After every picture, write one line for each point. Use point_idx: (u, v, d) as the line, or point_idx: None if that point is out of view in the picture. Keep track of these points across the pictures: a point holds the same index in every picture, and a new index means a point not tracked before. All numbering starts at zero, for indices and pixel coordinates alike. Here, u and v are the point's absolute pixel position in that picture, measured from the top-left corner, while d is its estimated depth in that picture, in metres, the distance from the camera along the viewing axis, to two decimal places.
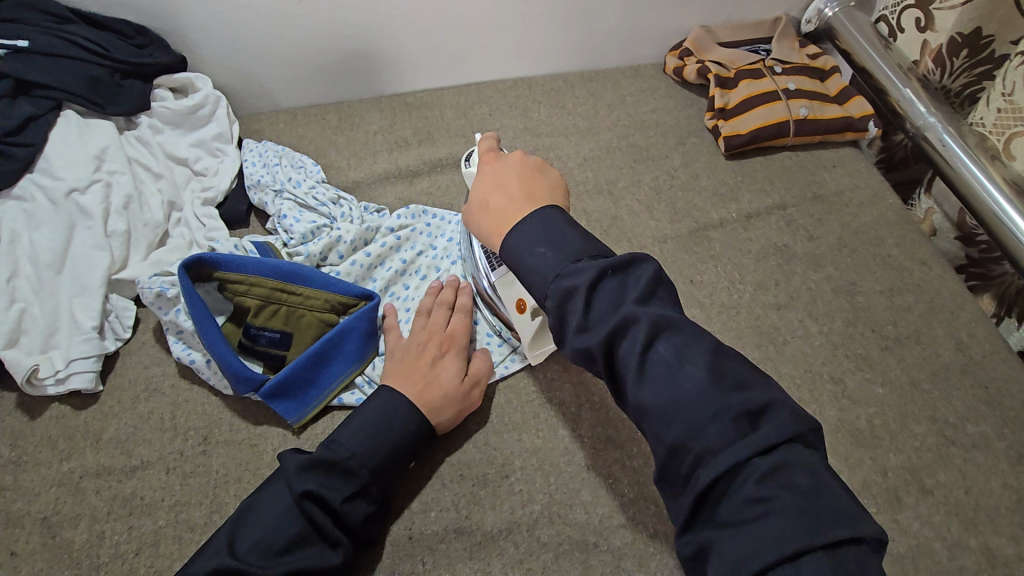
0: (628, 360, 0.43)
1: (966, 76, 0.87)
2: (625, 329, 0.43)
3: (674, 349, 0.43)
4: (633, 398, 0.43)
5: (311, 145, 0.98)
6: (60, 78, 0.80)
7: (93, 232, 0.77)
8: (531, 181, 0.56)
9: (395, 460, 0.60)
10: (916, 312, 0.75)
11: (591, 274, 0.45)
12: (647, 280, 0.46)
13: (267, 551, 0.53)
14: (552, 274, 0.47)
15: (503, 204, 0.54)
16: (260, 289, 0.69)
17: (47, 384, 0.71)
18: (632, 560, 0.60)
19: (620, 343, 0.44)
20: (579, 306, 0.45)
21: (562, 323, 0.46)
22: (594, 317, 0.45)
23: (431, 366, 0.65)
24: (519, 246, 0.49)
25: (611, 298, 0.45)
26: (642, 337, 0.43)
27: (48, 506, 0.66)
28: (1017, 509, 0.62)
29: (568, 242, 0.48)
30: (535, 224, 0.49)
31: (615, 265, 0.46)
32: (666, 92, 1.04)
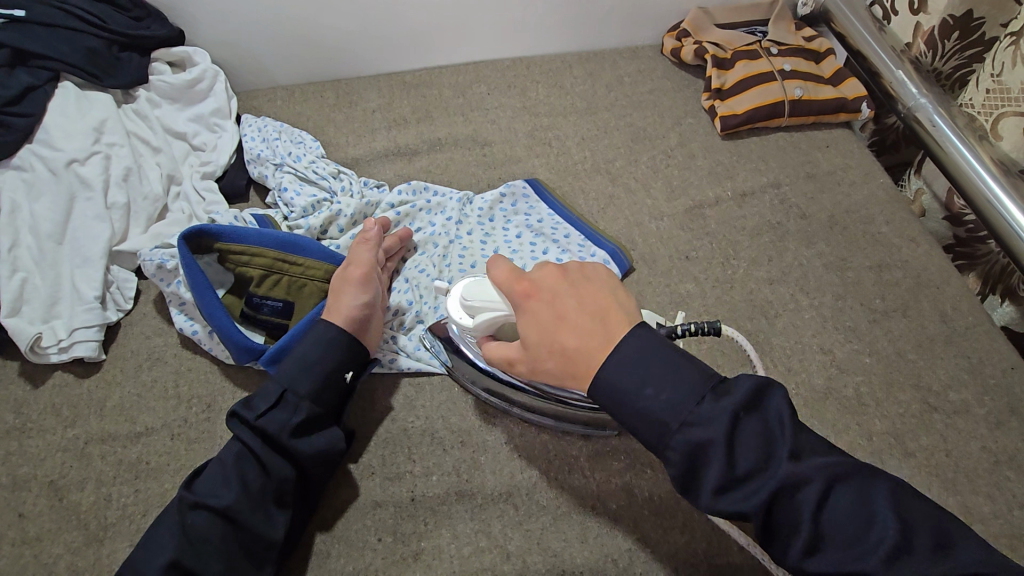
0: (796, 521, 0.42)
1: (956, 59, 0.89)
2: (789, 487, 0.42)
3: (847, 502, 0.42)
4: (796, 560, 0.42)
5: (310, 122, 0.98)
6: (58, 48, 0.80)
7: (93, 203, 0.77)
8: (595, 298, 0.50)
9: (307, 368, 0.61)
10: (903, 287, 0.77)
11: (727, 425, 0.43)
12: (785, 416, 0.44)
13: (216, 478, 0.56)
14: (674, 422, 0.44)
15: (579, 339, 0.48)
16: (262, 259, 0.70)
17: (50, 353, 0.72)
18: (628, 521, 0.63)
19: (786, 503, 0.42)
20: (721, 461, 0.42)
21: (693, 475, 0.44)
22: (742, 469, 0.42)
23: (337, 288, 0.66)
24: (623, 386, 0.45)
25: (758, 446, 0.43)
26: (814, 496, 0.41)
27: (55, 470, 0.67)
28: (996, 471, 0.65)
29: (687, 380, 0.44)
30: (629, 350, 0.46)
31: (747, 407, 0.44)
32: (662, 73, 1.05)
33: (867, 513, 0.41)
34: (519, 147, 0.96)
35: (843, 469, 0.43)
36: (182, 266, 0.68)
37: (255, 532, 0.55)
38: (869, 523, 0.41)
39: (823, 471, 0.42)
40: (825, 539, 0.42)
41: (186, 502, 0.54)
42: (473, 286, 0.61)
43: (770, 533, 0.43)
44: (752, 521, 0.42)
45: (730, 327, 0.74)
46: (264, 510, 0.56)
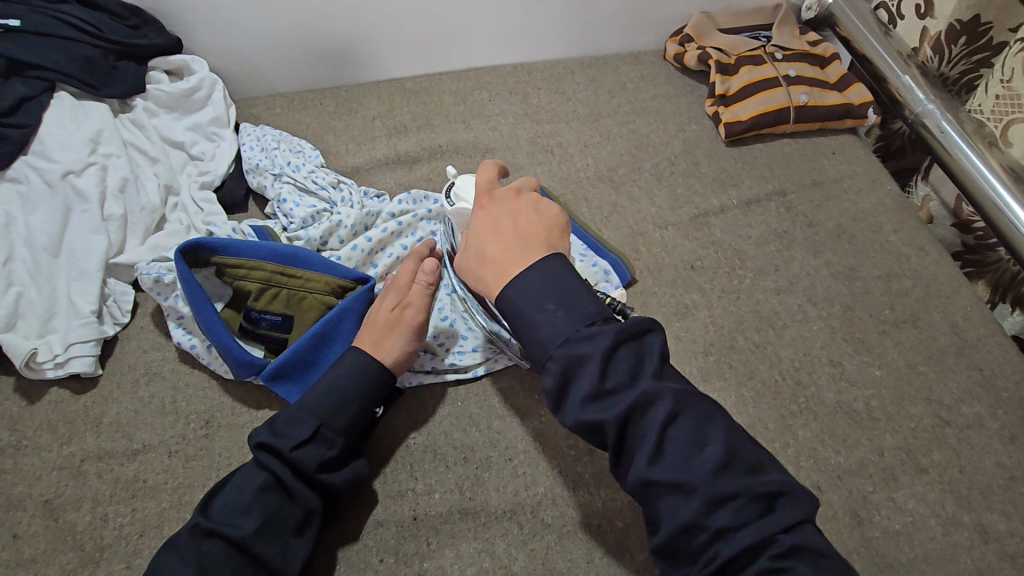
0: (645, 434, 0.44)
1: (964, 64, 0.88)
2: (645, 405, 0.44)
3: (691, 429, 0.44)
4: (637, 473, 0.43)
5: (310, 130, 0.97)
6: (53, 58, 0.79)
7: (90, 215, 0.76)
8: (527, 224, 0.53)
9: (346, 401, 0.60)
10: (912, 297, 0.76)
11: (608, 343, 0.45)
12: (659, 351, 0.47)
13: (237, 507, 0.54)
14: (558, 339, 0.46)
15: (498, 252, 0.51)
16: (260, 272, 0.69)
17: (46, 368, 0.70)
18: (634, 540, 0.61)
19: (637, 418, 0.44)
20: (593, 376, 0.44)
21: (566, 389, 0.45)
22: (611, 385, 0.44)
23: (391, 327, 0.65)
24: (522, 298, 0.47)
25: (629, 369, 0.45)
26: (662, 416, 0.44)
27: (50, 489, 0.66)
28: (1011, 488, 0.63)
29: (581, 308, 0.47)
30: (540, 276, 0.48)
31: (629, 334, 0.46)
32: (666, 78, 1.04)
33: (702, 438, 0.44)
34: (521, 154, 0.95)
35: (690, 399, 0.45)
36: (179, 281, 0.67)
37: (267, 564, 0.53)
38: (700, 448, 0.43)
39: (674, 395, 0.44)
40: (665, 454, 0.44)
41: (203, 528, 0.53)
42: (469, 181, 0.64)
43: (619, 448, 0.45)
44: (605, 433, 0.44)
45: (737, 338, 0.73)
46: (281, 540, 0.54)
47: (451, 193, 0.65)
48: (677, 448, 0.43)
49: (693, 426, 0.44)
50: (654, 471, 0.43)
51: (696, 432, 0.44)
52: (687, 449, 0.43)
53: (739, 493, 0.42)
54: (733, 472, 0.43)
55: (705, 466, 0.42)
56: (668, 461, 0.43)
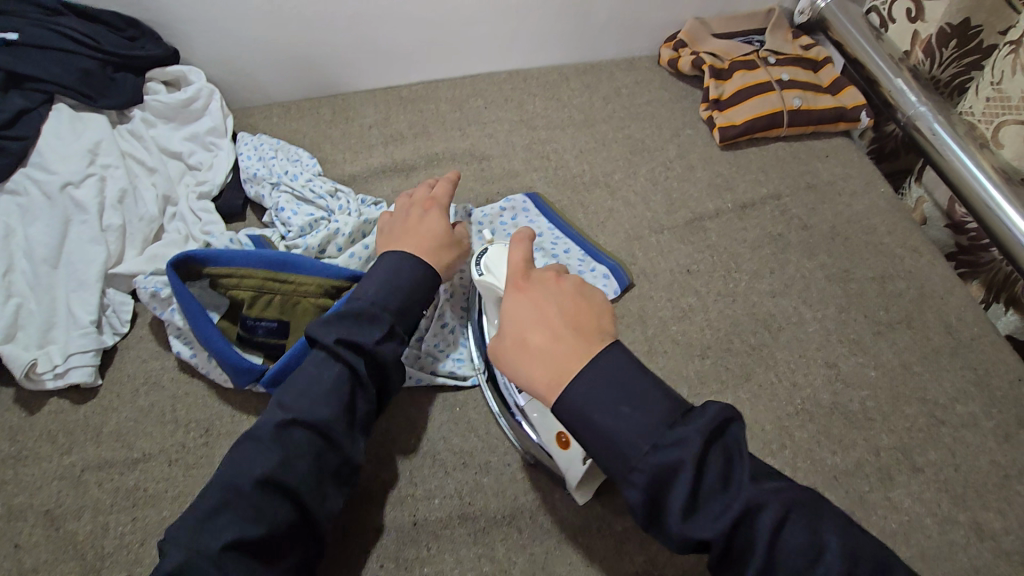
0: (752, 546, 0.42)
1: (954, 67, 0.89)
2: (750, 514, 0.41)
3: (803, 531, 0.42)
4: None
5: (307, 139, 0.98)
6: (51, 70, 0.80)
7: (88, 226, 0.77)
8: (574, 312, 0.52)
9: (412, 302, 0.62)
10: (907, 298, 0.77)
11: (697, 448, 0.42)
12: (744, 444, 0.45)
13: (313, 400, 0.55)
14: (643, 446, 0.44)
15: (548, 346, 0.49)
16: (251, 280, 0.69)
17: (45, 379, 0.71)
18: (633, 543, 0.62)
19: (745, 530, 0.41)
20: (687, 485, 0.42)
21: (660, 501, 0.43)
22: (704, 497, 0.42)
23: (445, 242, 0.68)
24: (589, 401, 0.46)
25: (720, 473, 0.43)
26: (770, 523, 0.41)
27: (50, 499, 0.66)
28: (1006, 486, 0.64)
29: (655, 404, 0.45)
30: (597, 373, 0.47)
31: (711, 430, 0.43)
32: (660, 84, 1.05)
33: (817, 544, 0.41)
34: (517, 161, 0.95)
35: (796, 496, 0.43)
36: (174, 294, 0.68)
37: (337, 466, 0.56)
38: (819, 555, 0.41)
39: (780, 498, 0.42)
40: (780, 565, 0.41)
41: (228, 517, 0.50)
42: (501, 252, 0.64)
43: (726, 557, 0.42)
44: (711, 547, 0.42)
45: (734, 341, 0.73)
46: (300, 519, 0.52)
47: (478, 259, 0.64)
48: (789, 554, 0.41)
49: (806, 529, 0.42)
50: None
51: (810, 538, 0.42)
52: (800, 553, 0.41)
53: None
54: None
55: (829, 575, 0.40)
56: (784, 570, 0.41)
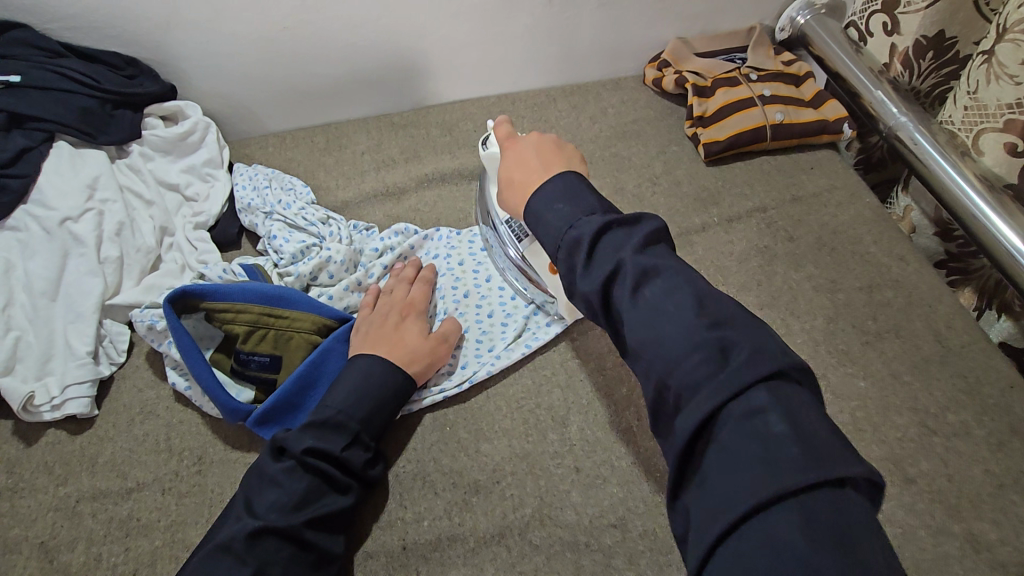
0: (621, 299, 0.46)
1: (934, 77, 0.90)
2: (619, 274, 0.46)
3: (663, 290, 0.45)
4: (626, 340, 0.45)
5: (301, 167, 1.00)
6: (53, 110, 0.82)
7: (86, 258, 0.78)
8: (547, 153, 0.61)
9: (380, 409, 0.63)
10: (895, 306, 0.77)
11: (595, 227, 0.48)
12: (649, 230, 0.49)
13: (284, 506, 0.55)
14: (562, 229, 0.50)
15: (523, 177, 0.59)
16: (248, 315, 0.70)
17: (42, 411, 0.72)
18: (624, 560, 0.61)
19: (616, 286, 0.46)
20: (584, 254, 0.48)
21: (570, 271, 0.49)
22: (596, 262, 0.48)
23: (420, 352, 0.69)
24: (542, 203, 0.52)
25: (614, 245, 0.48)
26: (635, 280, 0.45)
27: (45, 531, 0.66)
28: (1000, 495, 0.63)
29: (585, 202, 0.51)
30: (548, 188, 0.53)
31: (619, 220, 0.49)
32: (646, 102, 1.07)
33: (673, 300, 0.44)
34: None
35: (674, 267, 0.46)
36: (169, 329, 0.69)
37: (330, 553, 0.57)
38: (664, 313, 0.44)
39: (645, 261, 0.46)
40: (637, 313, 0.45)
41: None
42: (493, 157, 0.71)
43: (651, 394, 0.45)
44: (597, 305, 0.47)
45: None
46: None
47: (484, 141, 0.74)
48: (652, 305, 0.45)
49: (663, 289, 0.45)
50: (632, 335, 0.45)
51: (667, 293, 0.45)
52: (655, 306, 0.45)
53: (696, 352, 0.41)
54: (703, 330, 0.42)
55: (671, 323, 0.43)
56: (632, 322, 0.45)
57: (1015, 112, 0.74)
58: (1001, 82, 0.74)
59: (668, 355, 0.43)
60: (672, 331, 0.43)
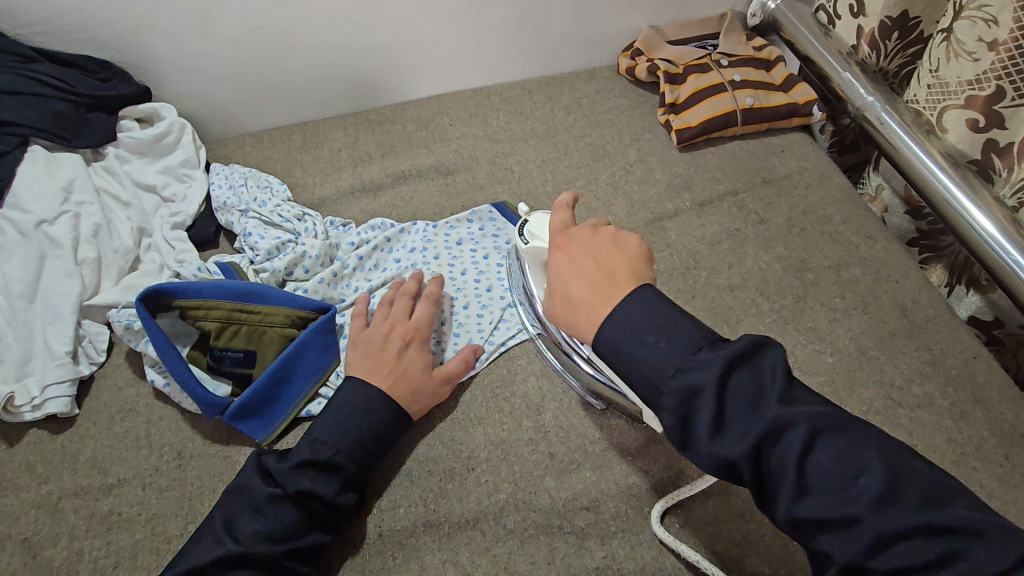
0: (782, 467, 0.42)
1: (900, 57, 0.91)
2: (775, 433, 0.43)
3: (831, 455, 0.42)
4: (785, 509, 0.42)
5: (278, 166, 1.01)
6: (25, 115, 0.83)
7: (63, 260, 0.79)
8: (611, 264, 0.55)
9: (379, 448, 0.63)
10: (863, 284, 0.78)
11: (720, 371, 0.44)
12: (778, 370, 0.45)
13: (266, 538, 0.56)
14: (671, 369, 0.46)
15: (587, 293, 0.54)
16: (219, 311, 0.71)
17: (23, 411, 0.72)
18: (596, 540, 0.62)
19: (768, 448, 0.43)
20: (713, 407, 0.44)
21: (690, 423, 0.45)
22: (731, 417, 0.44)
23: (423, 388, 0.68)
24: (623, 334, 0.49)
25: (745, 397, 0.44)
26: (796, 445, 0.42)
27: (28, 528, 0.67)
28: (963, 464, 0.64)
29: (684, 332, 0.48)
30: (630, 310, 0.50)
31: (741, 358, 0.45)
32: (620, 92, 1.07)
33: (854, 465, 0.41)
34: (481, 174, 0.98)
35: (824, 417, 0.43)
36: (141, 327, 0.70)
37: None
38: (851, 479, 0.41)
39: (809, 419, 0.42)
40: (809, 487, 0.42)
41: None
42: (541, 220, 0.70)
43: (758, 487, 0.44)
44: (741, 468, 0.43)
45: None
46: None
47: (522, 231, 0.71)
48: (819, 477, 0.42)
49: (836, 454, 0.42)
50: (802, 507, 0.42)
51: (841, 458, 0.42)
52: (831, 476, 0.42)
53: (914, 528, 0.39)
54: (891, 499, 0.40)
55: (862, 497, 0.40)
56: (813, 492, 0.42)
57: (974, 88, 0.75)
58: (960, 59, 0.75)
59: (873, 529, 0.40)
60: (863, 510, 0.40)
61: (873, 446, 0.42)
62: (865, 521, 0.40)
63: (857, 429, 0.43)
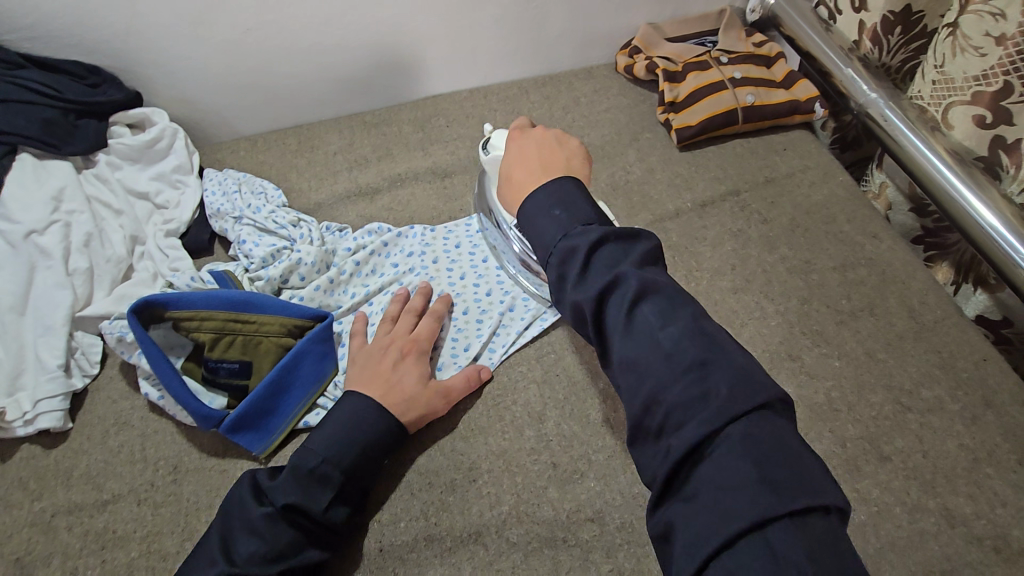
0: (615, 319, 0.45)
1: (904, 53, 0.89)
2: (615, 288, 0.45)
3: (657, 312, 0.44)
4: (614, 354, 0.45)
5: (272, 171, 0.99)
6: (14, 123, 0.81)
7: (54, 271, 0.78)
8: (551, 155, 0.60)
9: (370, 460, 0.61)
10: (868, 284, 0.76)
11: (595, 237, 0.48)
12: (652, 252, 0.48)
13: (260, 556, 0.55)
14: (558, 237, 0.50)
15: (524, 176, 0.58)
16: (213, 322, 0.69)
17: (15, 426, 0.71)
18: (601, 552, 0.61)
19: (609, 301, 0.46)
20: (581, 264, 0.47)
21: (563, 281, 0.49)
22: (591, 273, 0.47)
23: (415, 399, 0.66)
24: (535, 206, 0.52)
25: (609, 260, 0.47)
26: (629, 298, 0.45)
27: (20, 547, 0.66)
28: (974, 469, 0.63)
29: (582, 211, 0.51)
30: (549, 190, 0.52)
31: (617, 233, 0.48)
32: (619, 90, 1.06)
33: (669, 323, 0.44)
34: None
35: (664, 288, 0.46)
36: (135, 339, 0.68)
37: None
38: (662, 330, 0.43)
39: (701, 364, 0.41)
40: (630, 334, 0.44)
41: None
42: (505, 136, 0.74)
43: (598, 337, 0.46)
44: (589, 316, 0.46)
45: None
46: None
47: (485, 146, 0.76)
48: (642, 330, 0.44)
49: (659, 310, 0.44)
50: (623, 351, 0.44)
51: (662, 314, 0.44)
52: (649, 326, 0.44)
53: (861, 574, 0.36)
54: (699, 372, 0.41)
55: (660, 339, 0.43)
56: (630, 340, 0.44)
57: (981, 84, 0.73)
58: (967, 54, 0.74)
59: (657, 370, 0.42)
60: (658, 358, 0.43)
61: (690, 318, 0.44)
62: (660, 377, 0.42)
63: (684, 301, 0.45)
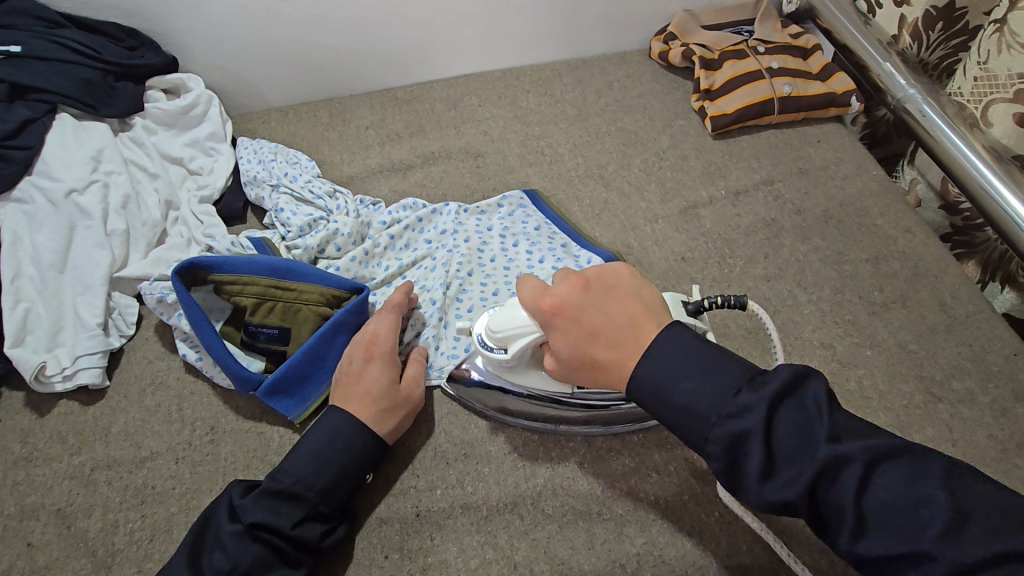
0: (842, 505, 0.40)
1: (942, 49, 0.90)
2: (833, 470, 0.40)
3: (895, 482, 0.39)
4: (848, 547, 0.40)
5: (305, 142, 0.99)
6: (54, 81, 0.81)
7: (93, 231, 0.78)
8: (620, 305, 0.51)
9: (343, 481, 0.59)
10: (900, 278, 0.77)
11: (765, 415, 0.42)
12: (827, 401, 0.43)
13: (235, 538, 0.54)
14: (713, 415, 0.43)
15: (610, 349, 0.49)
16: (255, 287, 0.70)
17: (54, 381, 0.72)
18: (635, 527, 0.62)
19: (827, 487, 0.40)
20: (761, 453, 0.41)
21: (735, 470, 0.43)
22: (780, 464, 0.42)
23: (391, 406, 0.63)
24: (657, 378, 0.46)
25: (797, 432, 0.42)
26: (855, 479, 0.40)
27: (62, 498, 0.67)
28: (1005, 460, 0.64)
29: (720, 373, 0.45)
30: (668, 349, 0.47)
31: (781, 392, 0.43)
32: (651, 76, 1.06)
33: (917, 495, 0.38)
34: (512, 157, 0.97)
35: (884, 447, 0.40)
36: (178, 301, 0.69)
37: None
38: (917, 507, 0.38)
39: (866, 452, 0.40)
40: (872, 521, 0.39)
41: None
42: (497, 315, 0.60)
43: (817, 523, 0.41)
44: (795, 509, 0.41)
45: (729, 327, 0.76)
46: None
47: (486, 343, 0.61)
48: (881, 510, 0.39)
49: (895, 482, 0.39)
50: (864, 544, 0.39)
51: (903, 487, 0.39)
52: (893, 508, 0.39)
53: None
54: (975, 530, 0.37)
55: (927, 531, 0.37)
56: (875, 526, 0.39)
57: None
58: (1012, 51, 0.74)
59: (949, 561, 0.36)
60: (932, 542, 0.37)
61: (942, 480, 0.39)
62: (938, 556, 0.37)
63: (919, 455, 0.40)
